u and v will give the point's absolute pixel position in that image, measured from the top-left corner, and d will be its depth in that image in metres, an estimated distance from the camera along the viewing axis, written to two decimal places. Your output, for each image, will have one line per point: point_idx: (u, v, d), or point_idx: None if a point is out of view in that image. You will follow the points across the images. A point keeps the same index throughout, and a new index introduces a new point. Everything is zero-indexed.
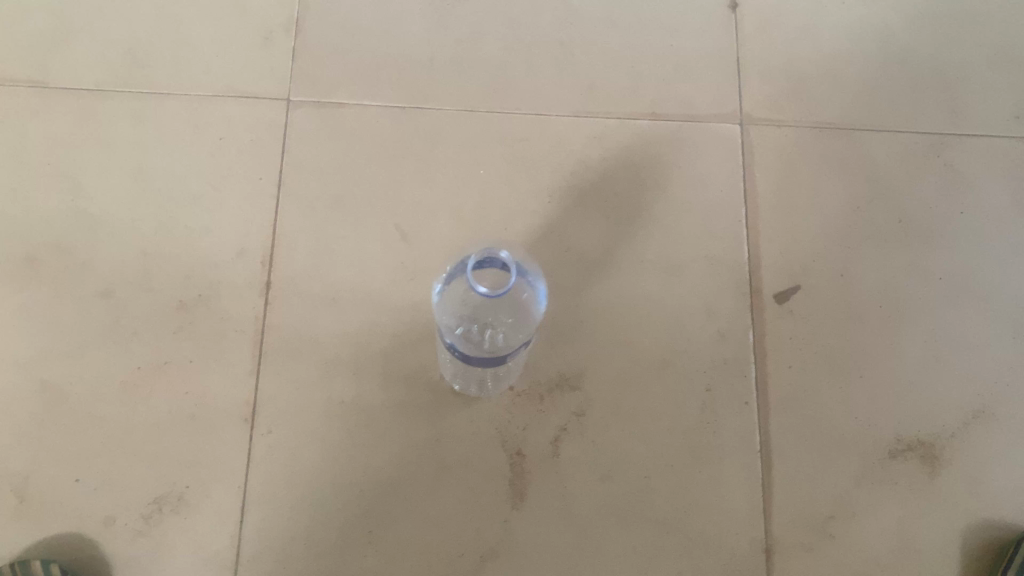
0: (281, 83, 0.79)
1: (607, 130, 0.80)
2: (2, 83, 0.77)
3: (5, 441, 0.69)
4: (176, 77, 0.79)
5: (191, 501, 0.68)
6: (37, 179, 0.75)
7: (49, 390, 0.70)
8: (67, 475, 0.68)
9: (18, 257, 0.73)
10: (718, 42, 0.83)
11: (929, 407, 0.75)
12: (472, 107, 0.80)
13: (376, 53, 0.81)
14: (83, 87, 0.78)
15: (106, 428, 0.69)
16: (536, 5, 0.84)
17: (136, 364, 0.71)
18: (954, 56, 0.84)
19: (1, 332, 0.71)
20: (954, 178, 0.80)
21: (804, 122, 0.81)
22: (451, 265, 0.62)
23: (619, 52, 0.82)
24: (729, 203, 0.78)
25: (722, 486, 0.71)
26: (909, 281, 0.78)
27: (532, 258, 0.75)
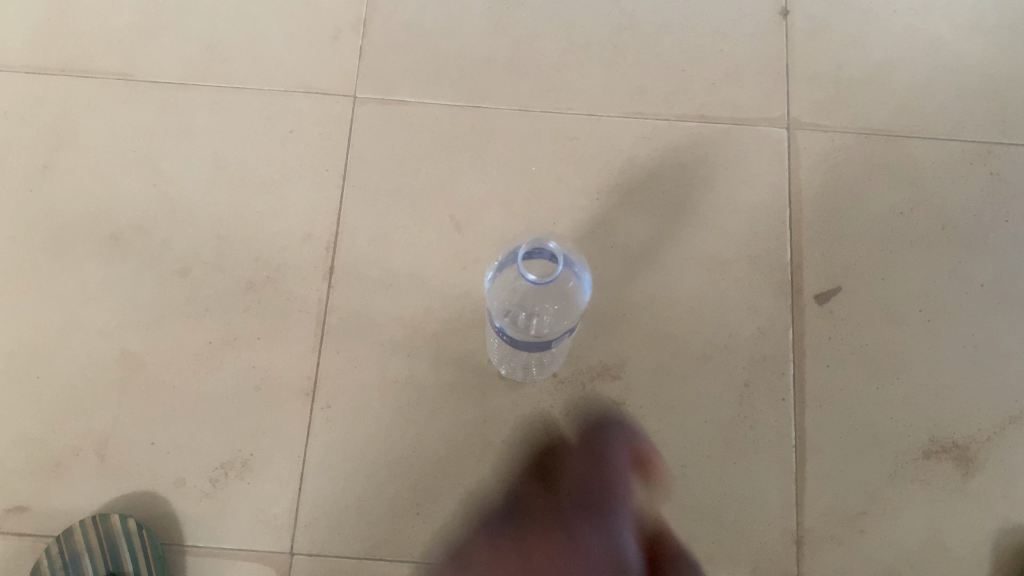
0: (348, 79, 0.84)
1: (656, 130, 0.83)
2: (93, 74, 0.84)
3: (89, 404, 0.75)
4: (251, 71, 0.84)
5: (254, 467, 0.73)
6: (123, 164, 0.81)
7: (130, 360, 0.76)
8: (144, 438, 0.74)
9: (104, 236, 0.79)
10: (769, 48, 0.86)
11: (965, 410, 0.76)
12: (527, 107, 0.83)
13: (438, 51, 0.85)
14: (166, 80, 0.84)
15: (179, 396, 0.75)
16: (592, 9, 0.87)
17: (207, 338, 0.77)
18: (1004, 65, 0.85)
19: (87, 304, 0.78)
20: (999, 187, 0.81)
21: (851, 128, 0.83)
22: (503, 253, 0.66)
23: (671, 56, 0.85)
24: (773, 204, 0.81)
25: (756, 478, 0.74)
26: (951, 287, 0.79)
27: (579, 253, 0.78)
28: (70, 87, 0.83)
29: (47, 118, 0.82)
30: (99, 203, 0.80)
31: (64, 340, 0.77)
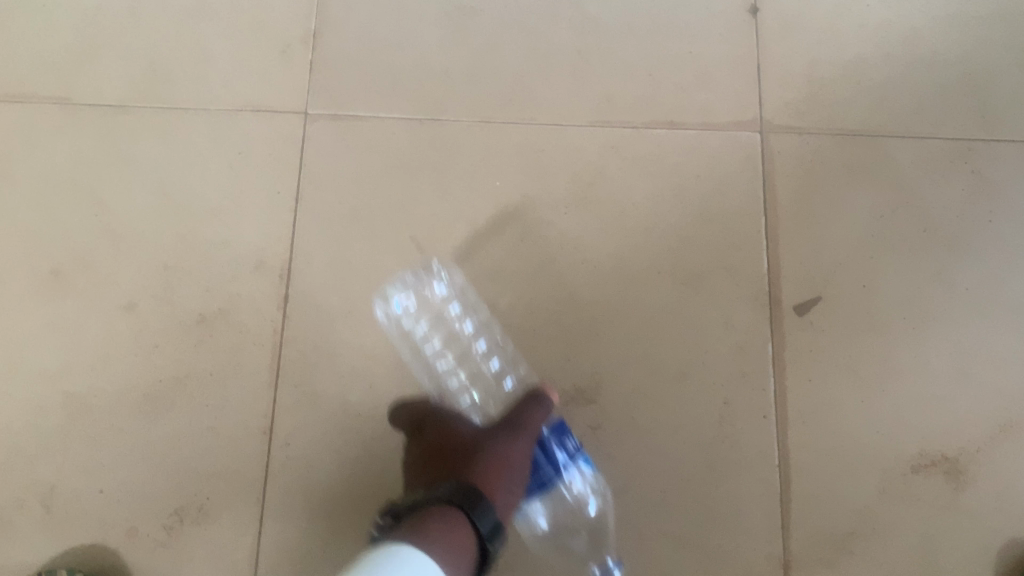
0: (298, 95, 0.79)
1: (624, 139, 0.79)
2: (28, 99, 0.79)
3: (32, 452, 0.71)
4: (196, 91, 0.79)
5: (210, 512, 0.70)
6: (60, 193, 0.77)
7: (74, 403, 0.72)
8: (93, 486, 0.70)
9: (44, 271, 0.75)
10: (737, 48, 0.82)
11: (953, 421, 0.73)
12: (487, 118, 0.79)
13: (392, 64, 0.81)
14: (105, 103, 0.79)
15: (128, 439, 0.71)
16: (553, 13, 0.83)
17: (157, 377, 0.72)
18: (981, 58, 0.82)
19: (27, 345, 0.73)
20: (981, 185, 0.78)
21: (826, 130, 0.80)
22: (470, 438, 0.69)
23: (637, 60, 0.82)
24: (748, 212, 0.77)
25: (739, 502, 0.71)
26: (935, 292, 0.76)
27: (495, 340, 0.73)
28: (4, 113, 0.79)
29: None
30: (35, 238, 0.75)
31: (3, 386, 0.72)
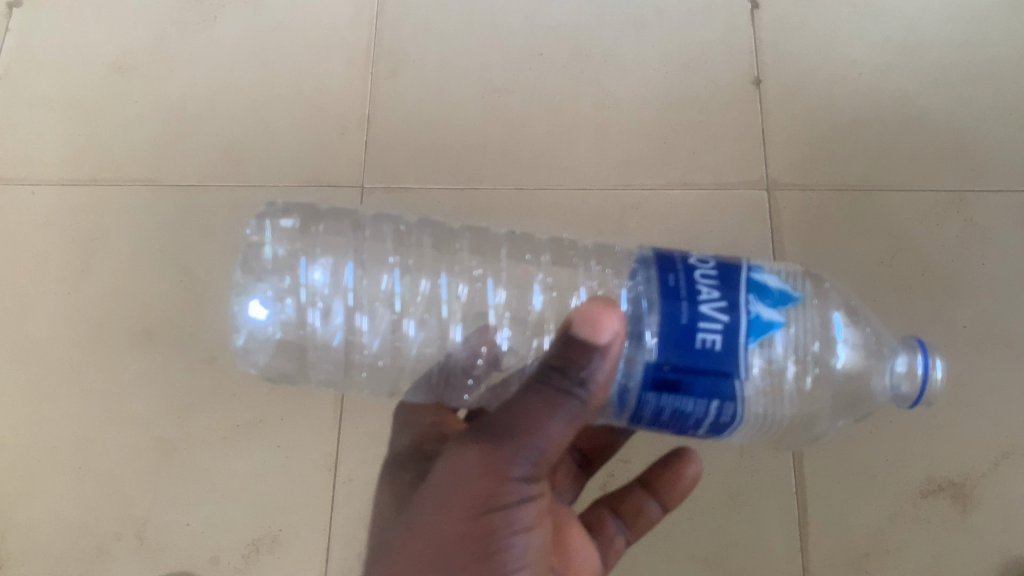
0: (354, 170, 0.90)
1: (644, 200, 0.88)
2: (122, 182, 0.91)
3: (128, 489, 0.81)
4: (266, 169, 0.91)
5: (283, 542, 0.79)
6: (150, 262, 0.88)
7: (163, 446, 0.82)
8: (180, 519, 0.80)
9: (136, 330, 0.86)
10: (743, 115, 0.92)
11: (958, 448, 0.79)
12: (521, 185, 0.89)
13: (436, 140, 0.91)
14: (188, 182, 0.91)
15: (210, 477, 0.80)
16: (576, 91, 0.93)
17: (234, 421, 0.82)
18: (967, 117, 0.90)
19: (122, 395, 0.83)
20: (973, 232, 0.86)
21: (827, 186, 0.88)
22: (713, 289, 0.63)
23: (653, 129, 0.91)
24: (758, 261, 0.85)
25: (761, 526, 0.77)
26: (936, 329, 0.83)
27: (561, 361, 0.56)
28: (102, 193, 0.91)
29: (80, 224, 0.89)
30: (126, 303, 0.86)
31: (103, 431, 0.82)
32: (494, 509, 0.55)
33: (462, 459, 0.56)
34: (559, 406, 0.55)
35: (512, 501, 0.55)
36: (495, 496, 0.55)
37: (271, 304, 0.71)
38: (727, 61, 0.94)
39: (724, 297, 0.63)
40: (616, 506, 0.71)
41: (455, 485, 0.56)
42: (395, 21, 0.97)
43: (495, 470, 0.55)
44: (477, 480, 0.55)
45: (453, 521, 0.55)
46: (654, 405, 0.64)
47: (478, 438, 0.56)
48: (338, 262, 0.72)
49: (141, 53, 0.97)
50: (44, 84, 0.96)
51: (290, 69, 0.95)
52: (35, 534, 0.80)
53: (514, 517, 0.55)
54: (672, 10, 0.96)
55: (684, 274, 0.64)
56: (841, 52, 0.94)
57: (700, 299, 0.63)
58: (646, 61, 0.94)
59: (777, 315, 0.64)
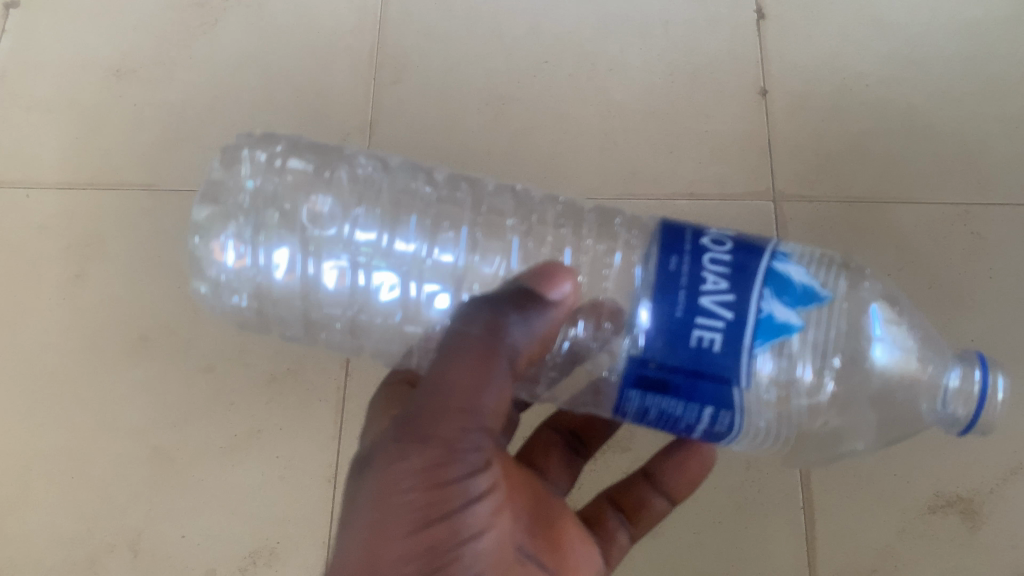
0: None
1: (649, 210, 0.87)
2: (120, 187, 0.90)
3: (123, 500, 0.79)
4: None
5: (281, 555, 0.77)
6: (148, 268, 0.86)
7: (159, 456, 0.80)
8: (175, 531, 0.78)
9: (133, 337, 0.84)
10: (749, 126, 0.91)
11: (967, 463, 0.78)
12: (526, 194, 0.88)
13: (439, 148, 0.90)
14: (187, 187, 0.89)
15: (206, 487, 0.79)
16: (582, 100, 0.93)
17: (232, 431, 0.80)
18: (974, 130, 0.90)
19: (118, 403, 0.82)
20: (981, 245, 0.85)
21: (834, 198, 0.88)
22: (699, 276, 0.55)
23: (659, 138, 0.91)
24: None
25: (768, 541, 0.76)
26: (943, 343, 0.82)
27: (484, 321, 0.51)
28: (99, 198, 0.89)
29: (76, 230, 0.88)
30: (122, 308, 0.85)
31: (97, 439, 0.81)
32: (440, 514, 0.48)
33: (399, 466, 0.49)
34: (490, 369, 0.51)
35: (459, 504, 0.49)
36: (437, 503, 0.48)
37: (239, 244, 0.65)
38: (732, 72, 0.93)
39: (731, 290, 0.55)
40: (617, 500, 0.69)
41: (387, 492, 0.49)
42: (399, 28, 0.96)
43: (436, 473, 0.49)
44: (413, 493, 0.48)
45: (396, 538, 0.48)
46: (637, 405, 0.58)
47: (413, 432, 0.49)
48: (316, 195, 0.67)
49: (140, 56, 0.96)
50: (41, 87, 0.95)
51: (292, 75, 0.94)
52: (25, 546, 0.78)
53: (465, 519, 0.49)
54: (678, 21, 0.96)
55: (688, 260, 0.56)
56: (847, 64, 0.93)
57: (703, 291, 0.54)
58: (652, 71, 0.94)
59: (795, 313, 0.56)
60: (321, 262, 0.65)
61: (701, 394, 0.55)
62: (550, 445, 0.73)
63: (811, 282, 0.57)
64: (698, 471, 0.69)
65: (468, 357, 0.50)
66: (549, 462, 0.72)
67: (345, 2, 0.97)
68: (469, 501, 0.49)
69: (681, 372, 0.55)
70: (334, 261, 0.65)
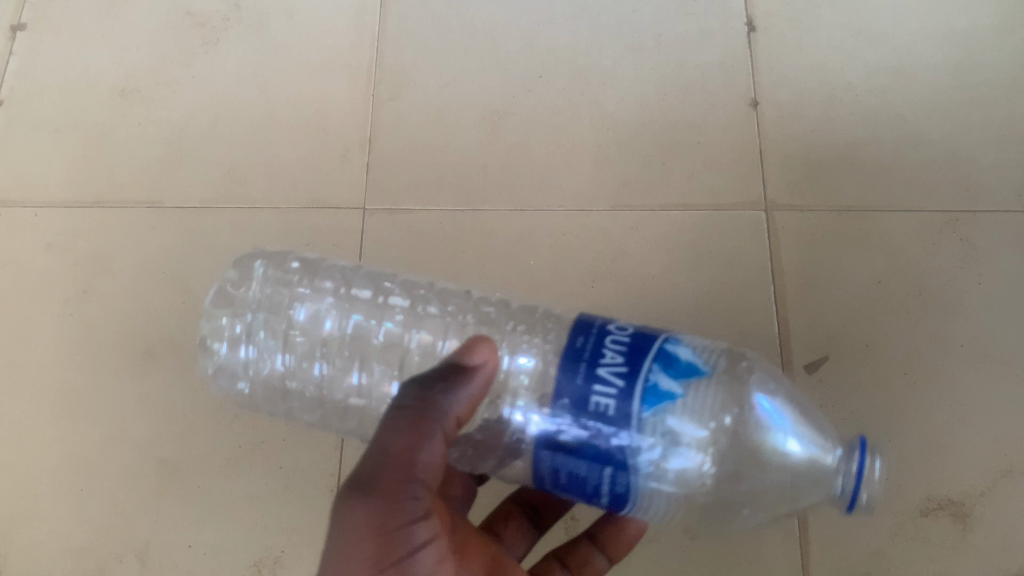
0: (356, 192, 0.91)
1: (643, 221, 0.89)
2: (125, 205, 0.92)
3: (130, 511, 0.81)
4: (269, 192, 0.91)
5: (285, 563, 0.78)
6: (153, 284, 0.88)
7: (166, 468, 0.82)
8: (182, 541, 0.79)
9: (139, 352, 0.86)
10: (741, 137, 0.93)
11: (957, 467, 0.79)
12: (522, 207, 0.90)
13: (436, 162, 0.92)
14: (190, 204, 0.91)
15: (212, 498, 0.80)
16: (576, 113, 0.94)
17: (237, 443, 0.82)
18: (962, 137, 0.91)
19: (125, 417, 0.84)
20: (969, 251, 0.87)
21: (825, 206, 0.89)
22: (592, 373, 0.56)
23: (652, 150, 0.92)
24: (757, 281, 0.86)
25: (761, 546, 0.78)
26: (933, 349, 0.83)
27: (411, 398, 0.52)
28: (104, 216, 0.91)
29: (82, 247, 0.90)
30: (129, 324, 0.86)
31: (105, 452, 0.83)
32: (391, 563, 0.49)
33: (352, 520, 0.48)
34: (428, 432, 0.51)
35: (405, 552, 0.49)
36: (386, 552, 0.49)
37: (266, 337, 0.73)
38: (724, 83, 0.95)
39: (627, 364, 0.56)
40: (565, 559, 0.71)
41: (343, 544, 0.49)
42: (396, 45, 0.98)
43: (383, 525, 0.48)
44: (364, 543, 0.48)
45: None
46: (546, 464, 0.59)
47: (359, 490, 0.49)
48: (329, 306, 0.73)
49: (143, 76, 0.98)
50: (47, 107, 0.97)
51: (291, 92, 0.96)
52: (34, 558, 0.80)
53: (410, 571, 0.50)
54: (669, 34, 0.98)
55: (592, 339, 0.58)
56: (836, 74, 0.95)
57: (598, 363, 0.56)
58: (645, 84, 0.95)
59: (677, 385, 0.57)
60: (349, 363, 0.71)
61: (589, 452, 0.57)
62: (509, 512, 0.74)
63: (694, 357, 0.59)
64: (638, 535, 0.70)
65: (403, 418, 0.51)
66: (506, 528, 0.73)
67: (343, 20, 0.99)
68: (414, 550, 0.50)
69: (573, 429, 0.57)
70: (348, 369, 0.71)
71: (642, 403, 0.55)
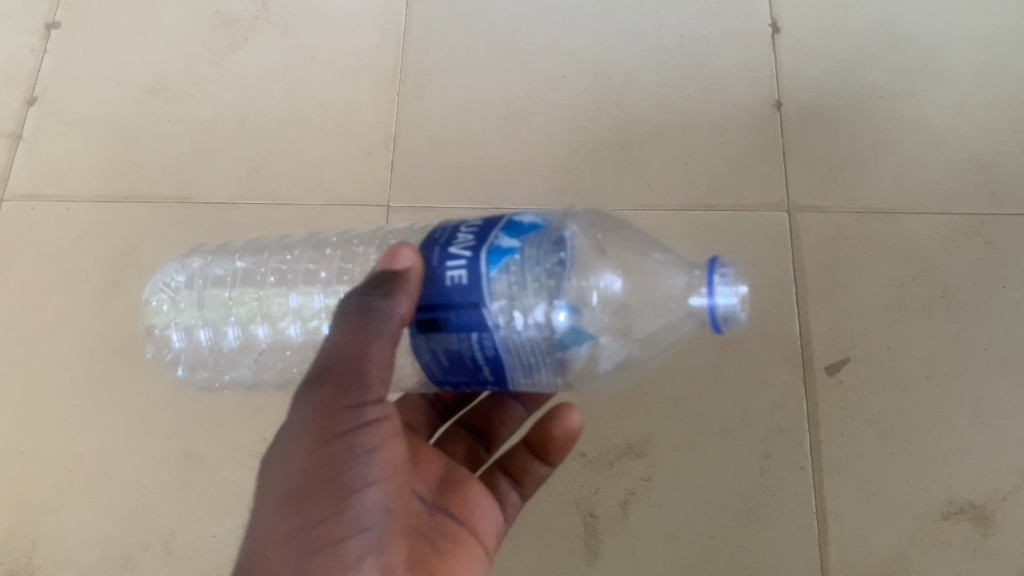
0: (381, 190, 0.92)
1: (664, 220, 0.89)
2: (154, 200, 0.93)
3: (156, 500, 0.82)
4: (294, 189, 0.93)
5: None
6: None
7: (191, 458, 0.83)
8: (206, 531, 0.81)
9: None
10: (764, 138, 0.93)
11: (979, 471, 0.79)
12: (544, 206, 0.90)
13: (459, 161, 0.93)
14: (218, 200, 0.93)
15: (235, 489, 0.82)
16: (598, 113, 0.95)
17: (260, 435, 0.83)
18: (988, 141, 0.91)
19: (151, 407, 0.85)
20: (994, 255, 0.86)
21: (848, 208, 0.89)
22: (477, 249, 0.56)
23: (674, 151, 0.93)
24: (779, 282, 0.86)
25: (781, 546, 0.78)
26: (956, 352, 0.83)
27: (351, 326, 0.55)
28: (134, 211, 0.93)
29: (112, 240, 0.92)
30: (141, 311, 0.86)
31: (131, 442, 0.84)
32: (336, 434, 0.52)
33: (303, 406, 0.54)
34: (370, 330, 0.55)
35: (349, 427, 0.53)
36: (330, 426, 0.52)
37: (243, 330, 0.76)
38: (747, 85, 0.95)
39: (476, 237, 0.57)
40: (504, 465, 0.70)
41: (296, 431, 0.53)
42: (421, 44, 0.99)
43: (334, 405, 0.53)
44: (311, 422, 0.53)
45: (298, 460, 0.52)
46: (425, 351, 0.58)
47: (313, 383, 0.55)
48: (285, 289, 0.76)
49: (173, 74, 1.00)
50: (79, 103, 0.99)
51: (318, 91, 0.97)
52: (62, 545, 0.82)
53: (355, 441, 0.52)
54: (692, 34, 0.98)
55: (449, 230, 0.58)
56: (861, 77, 0.95)
57: (450, 244, 0.57)
58: (668, 85, 0.96)
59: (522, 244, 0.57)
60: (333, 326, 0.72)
61: (458, 321, 0.56)
62: (455, 437, 0.73)
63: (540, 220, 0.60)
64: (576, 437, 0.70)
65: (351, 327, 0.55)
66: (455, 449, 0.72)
67: (369, 20, 1.00)
68: (361, 421, 0.53)
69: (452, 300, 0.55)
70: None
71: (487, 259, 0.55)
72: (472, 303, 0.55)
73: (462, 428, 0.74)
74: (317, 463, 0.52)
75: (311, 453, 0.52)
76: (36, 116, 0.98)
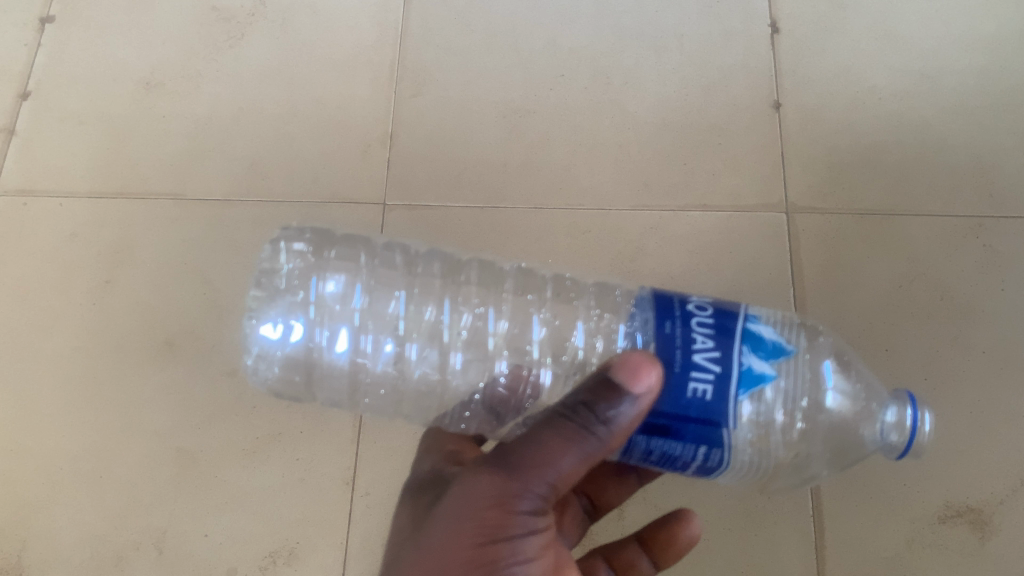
0: (377, 188, 0.91)
1: (662, 220, 0.89)
2: (149, 197, 0.92)
3: (148, 499, 0.81)
4: (290, 186, 0.92)
5: (300, 555, 0.79)
6: (175, 275, 0.89)
7: (183, 457, 0.82)
8: (197, 530, 0.80)
9: (160, 342, 0.87)
10: (763, 139, 0.92)
11: (976, 474, 0.79)
12: (539, 205, 0.90)
13: (457, 160, 0.92)
14: (213, 198, 0.92)
15: (228, 488, 0.81)
16: (597, 112, 0.94)
17: (254, 434, 0.82)
18: (986, 143, 0.90)
19: (145, 405, 0.84)
20: (992, 257, 0.86)
21: (846, 209, 0.89)
22: (719, 368, 0.51)
23: (673, 150, 0.92)
24: (776, 283, 0.85)
25: (777, 550, 0.77)
26: (954, 355, 0.82)
27: (562, 426, 0.51)
28: (127, 206, 0.92)
29: (106, 237, 0.91)
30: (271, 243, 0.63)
31: (124, 439, 0.83)
32: (504, 536, 0.51)
33: (476, 489, 0.52)
34: (574, 444, 0.50)
35: (517, 533, 0.52)
36: (501, 526, 0.51)
37: (299, 324, 0.60)
38: (747, 86, 0.95)
39: (719, 347, 0.52)
40: (610, 557, 0.70)
41: (462, 510, 0.52)
42: (420, 42, 0.98)
43: (506, 500, 0.51)
44: (486, 511, 0.51)
45: (459, 545, 0.51)
46: (641, 448, 0.54)
47: (492, 465, 0.52)
48: (354, 281, 0.62)
49: (169, 70, 0.99)
50: (74, 98, 0.98)
51: (315, 88, 0.97)
52: (53, 543, 0.81)
53: (519, 548, 0.52)
54: (692, 35, 0.98)
55: (681, 325, 0.52)
56: (861, 78, 0.95)
57: (692, 349, 0.51)
58: (666, 84, 0.95)
59: (770, 367, 0.53)
60: (420, 349, 0.61)
61: (690, 435, 0.52)
62: (567, 501, 0.72)
63: (779, 335, 0.54)
64: (689, 545, 0.69)
65: (558, 427, 0.51)
66: (563, 516, 0.71)
67: (367, 17, 1.00)
68: (530, 530, 0.52)
69: (688, 412, 0.51)
70: (429, 359, 0.61)
71: (739, 385, 0.51)
72: (693, 422, 0.51)
73: (575, 490, 0.72)
74: (478, 559, 0.51)
75: (472, 545, 0.51)
76: (30, 111, 0.97)
